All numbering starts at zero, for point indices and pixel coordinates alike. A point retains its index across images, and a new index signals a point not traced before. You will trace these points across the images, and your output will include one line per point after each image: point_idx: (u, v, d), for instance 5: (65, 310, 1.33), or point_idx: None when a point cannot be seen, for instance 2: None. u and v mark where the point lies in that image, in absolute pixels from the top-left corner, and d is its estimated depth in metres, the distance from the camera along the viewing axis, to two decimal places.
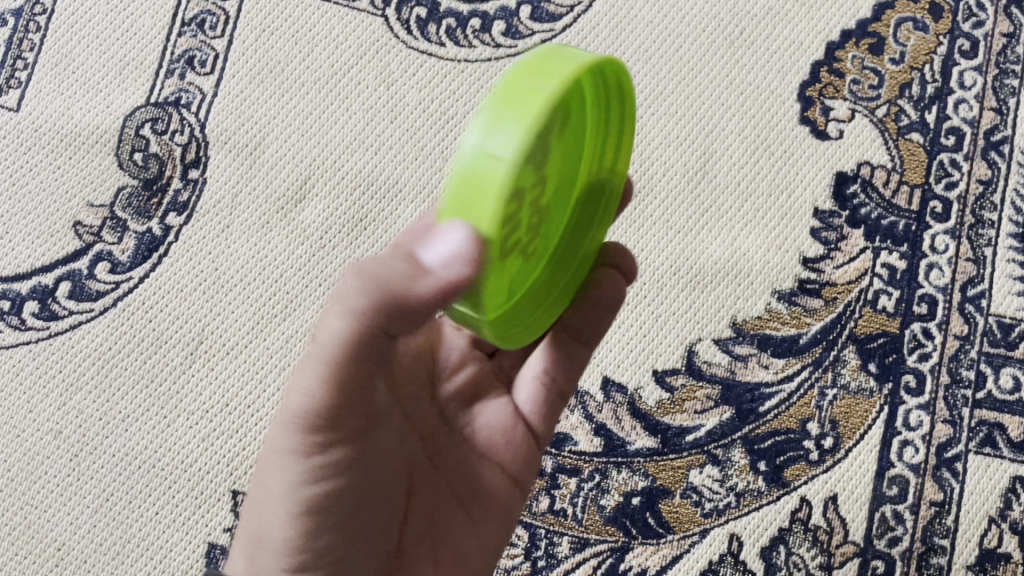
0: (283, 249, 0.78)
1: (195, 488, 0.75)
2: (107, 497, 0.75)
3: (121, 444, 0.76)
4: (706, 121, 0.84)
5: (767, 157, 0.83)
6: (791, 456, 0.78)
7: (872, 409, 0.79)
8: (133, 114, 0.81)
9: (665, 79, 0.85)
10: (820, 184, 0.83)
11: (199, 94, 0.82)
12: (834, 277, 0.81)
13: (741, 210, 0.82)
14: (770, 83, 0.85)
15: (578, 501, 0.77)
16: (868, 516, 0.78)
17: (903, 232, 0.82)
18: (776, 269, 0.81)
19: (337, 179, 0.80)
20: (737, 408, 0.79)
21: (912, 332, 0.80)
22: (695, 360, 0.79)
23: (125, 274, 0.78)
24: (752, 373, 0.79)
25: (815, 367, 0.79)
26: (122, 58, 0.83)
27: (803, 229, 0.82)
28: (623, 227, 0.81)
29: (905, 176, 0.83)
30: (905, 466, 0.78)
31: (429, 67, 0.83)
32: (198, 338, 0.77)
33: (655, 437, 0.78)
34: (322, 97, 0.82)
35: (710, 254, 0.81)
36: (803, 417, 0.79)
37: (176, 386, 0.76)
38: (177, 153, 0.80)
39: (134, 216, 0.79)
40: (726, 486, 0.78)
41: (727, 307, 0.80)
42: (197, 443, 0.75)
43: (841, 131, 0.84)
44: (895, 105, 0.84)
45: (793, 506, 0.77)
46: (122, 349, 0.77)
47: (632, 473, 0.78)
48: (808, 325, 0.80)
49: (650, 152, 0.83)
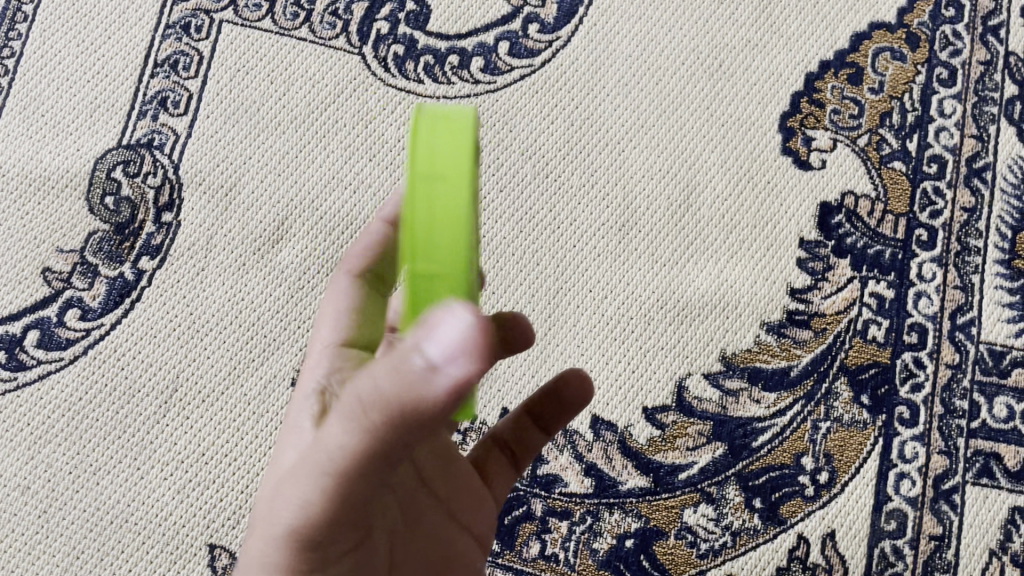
0: (260, 291, 0.76)
1: (170, 543, 0.72)
2: (77, 554, 0.72)
3: (92, 498, 0.73)
4: (688, 153, 0.83)
5: (750, 189, 0.82)
6: (786, 492, 0.76)
7: (866, 442, 0.77)
8: (104, 156, 0.79)
9: (645, 113, 0.84)
10: (804, 215, 0.82)
11: (173, 135, 0.80)
12: (823, 308, 0.80)
13: (726, 242, 0.81)
14: (750, 115, 0.84)
15: (570, 545, 0.75)
16: (867, 553, 0.76)
17: (890, 261, 0.81)
18: (764, 301, 0.80)
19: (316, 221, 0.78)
20: (730, 444, 0.77)
21: (904, 362, 0.79)
22: (685, 396, 0.78)
23: (96, 320, 0.76)
24: (743, 408, 0.78)
25: (807, 401, 0.78)
26: (94, 100, 0.81)
27: (789, 260, 0.81)
28: (608, 261, 0.80)
29: (888, 205, 0.82)
30: (903, 500, 0.76)
31: (407, 105, 0.82)
32: (172, 386, 0.74)
33: (647, 476, 0.76)
34: (298, 136, 0.80)
35: (696, 287, 0.80)
36: (797, 452, 0.77)
37: (150, 436, 0.73)
38: (150, 196, 0.78)
39: (106, 260, 0.77)
40: (722, 525, 0.75)
41: (716, 341, 0.79)
42: (172, 495, 0.72)
43: (823, 160, 0.83)
44: (877, 134, 0.84)
45: (790, 544, 0.75)
46: (94, 399, 0.74)
47: (624, 514, 0.75)
48: (799, 358, 0.79)
49: (633, 185, 0.82)
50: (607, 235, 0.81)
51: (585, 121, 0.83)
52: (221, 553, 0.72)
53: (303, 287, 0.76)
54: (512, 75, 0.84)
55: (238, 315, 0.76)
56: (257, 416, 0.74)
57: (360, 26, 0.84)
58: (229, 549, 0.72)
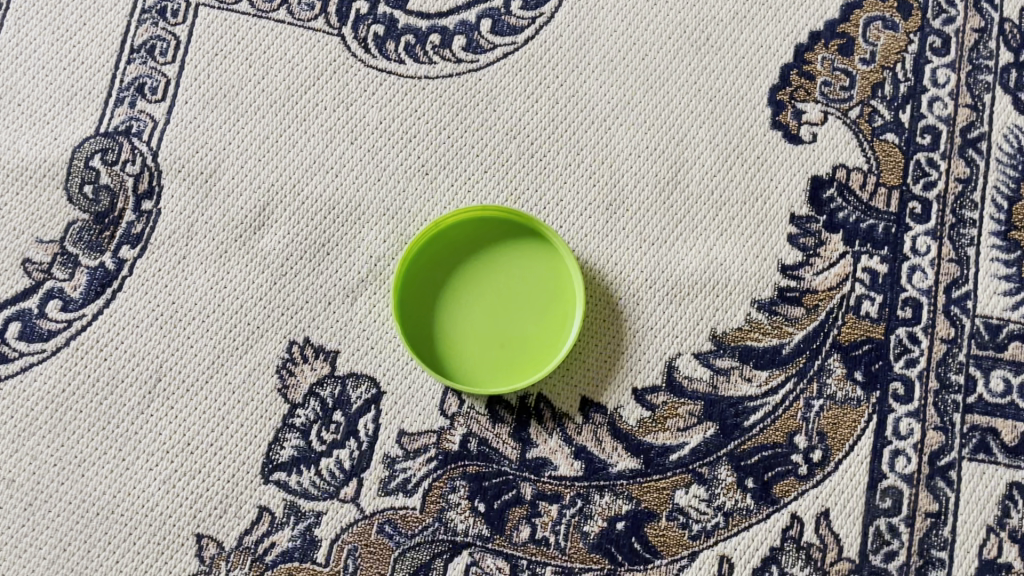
0: (242, 280, 0.76)
1: (157, 534, 0.71)
2: (64, 547, 0.71)
3: (77, 490, 0.72)
4: (676, 129, 0.81)
5: (739, 164, 0.81)
6: (779, 471, 0.75)
7: (860, 419, 0.76)
8: (81, 144, 0.78)
9: (632, 89, 0.82)
10: (796, 189, 0.80)
11: (151, 122, 0.78)
12: (815, 284, 0.79)
13: (716, 219, 0.79)
14: (739, 89, 0.82)
15: (561, 529, 0.73)
16: (863, 531, 0.75)
17: (883, 235, 0.79)
18: (755, 278, 0.78)
19: (297, 206, 0.77)
20: (721, 423, 0.76)
21: (898, 338, 0.78)
22: (675, 376, 0.76)
23: (76, 311, 0.74)
24: (735, 388, 0.76)
25: (799, 378, 0.77)
26: (70, 88, 0.79)
27: (780, 236, 0.79)
28: (595, 241, 0.78)
29: (881, 178, 0.81)
30: (897, 477, 0.75)
31: (389, 86, 0.80)
32: (156, 376, 0.74)
33: (638, 458, 0.75)
34: (278, 120, 0.79)
35: (686, 266, 0.78)
36: (790, 430, 0.76)
37: (135, 427, 0.73)
38: (129, 184, 0.77)
39: (86, 250, 0.76)
40: (714, 506, 0.74)
41: (706, 320, 0.77)
42: (159, 486, 0.72)
43: (814, 134, 0.81)
44: (868, 106, 0.82)
45: (784, 523, 0.74)
46: (77, 391, 0.73)
47: (615, 496, 0.74)
48: (790, 335, 0.77)
49: (620, 163, 0.80)
50: (594, 214, 0.79)
51: (571, 98, 0.81)
52: (208, 543, 0.72)
53: (283, 272, 0.76)
54: (494, 53, 0.82)
55: (222, 303, 0.75)
56: (241, 405, 0.74)
57: (339, 6, 0.82)
58: (216, 539, 0.72)
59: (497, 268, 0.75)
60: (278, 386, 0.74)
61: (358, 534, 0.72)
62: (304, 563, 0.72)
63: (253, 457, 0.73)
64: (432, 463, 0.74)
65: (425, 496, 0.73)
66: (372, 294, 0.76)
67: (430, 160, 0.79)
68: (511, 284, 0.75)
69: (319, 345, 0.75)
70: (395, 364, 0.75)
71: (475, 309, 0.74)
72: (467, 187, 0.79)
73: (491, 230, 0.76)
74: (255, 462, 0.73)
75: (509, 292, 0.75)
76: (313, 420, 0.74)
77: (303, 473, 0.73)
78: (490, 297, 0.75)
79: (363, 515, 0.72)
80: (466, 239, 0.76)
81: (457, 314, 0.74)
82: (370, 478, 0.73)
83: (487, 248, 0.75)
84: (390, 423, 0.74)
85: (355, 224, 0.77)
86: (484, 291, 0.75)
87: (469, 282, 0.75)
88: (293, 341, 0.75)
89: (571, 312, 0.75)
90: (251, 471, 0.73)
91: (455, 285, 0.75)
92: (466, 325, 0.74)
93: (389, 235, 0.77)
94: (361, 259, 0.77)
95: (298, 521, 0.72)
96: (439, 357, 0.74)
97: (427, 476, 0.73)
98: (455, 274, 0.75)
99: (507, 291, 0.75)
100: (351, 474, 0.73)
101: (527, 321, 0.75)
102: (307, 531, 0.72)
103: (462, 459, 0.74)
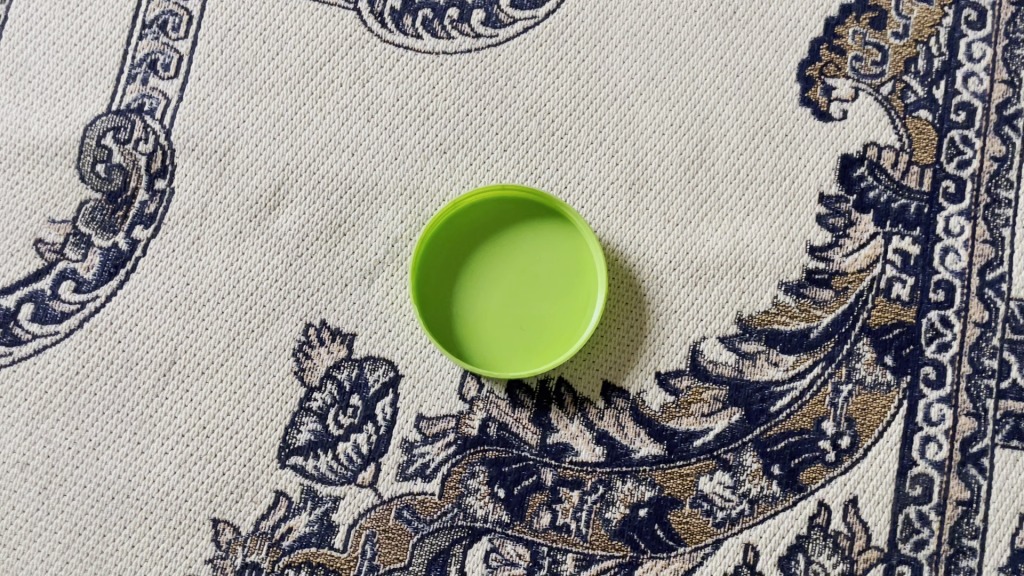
0: (257, 261, 0.74)
1: (173, 519, 0.71)
2: (79, 531, 0.70)
3: (92, 474, 0.71)
4: (702, 106, 0.79)
5: (767, 142, 0.78)
6: (806, 458, 0.73)
7: (890, 405, 0.74)
8: (93, 123, 0.76)
9: (656, 64, 0.79)
10: (825, 168, 0.78)
11: (164, 99, 0.76)
12: (844, 266, 0.76)
13: (743, 198, 0.77)
14: (767, 64, 0.80)
15: (582, 515, 0.72)
16: (892, 519, 0.73)
17: (915, 216, 0.77)
18: (782, 260, 0.76)
19: (313, 185, 0.75)
20: (747, 409, 0.74)
21: (930, 322, 0.76)
22: (700, 360, 0.75)
23: (90, 293, 0.73)
24: (761, 372, 0.74)
25: (828, 362, 0.75)
26: (81, 65, 0.77)
27: (808, 216, 0.77)
28: (617, 222, 0.76)
29: (914, 156, 0.78)
30: (928, 464, 0.74)
31: (406, 62, 0.78)
32: (171, 358, 0.72)
33: (661, 444, 0.73)
34: (293, 97, 0.77)
35: (711, 247, 0.76)
36: (818, 416, 0.74)
37: (150, 410, 0.72)
38: (142, 163, 0.75)
39: (99, 231, 0.74)
40: (739, 493, 0.73)
41: (732, 302, 0.75)
42: (174, 469, 0.71)
43: (844, 110, 0.79)
44: (901, 81, 0.80)
45: (811, 511, 0.73)
46: (91, 373, 0.72)
47: (638, 483, 0.72)
48: (818, 318, 0.75)
49: (644, 141, 0.78)
50: (616, 193, 0.77)
51: (593, 74, 0.79)
52: (224, 528, 0.71)
53: (299, 253, 0.74)
54: (514, 28, 0.79)
55: (237, 284, 0.74)
56: (257, 389, 0.72)
57: None
58: (233, 523, 0.71)
59: (516, 249, 0.73)
60: (294, 369, 0.73)
61: (376, 520, 0.71)
62: (321, 548, 0.71)
63: (269, 441, 0.72)
64: (451, 448, 0.72)
65: (444, 482, 0.71)
66: (390, 275, 0.74)
67: (448, 138, 0.77)
68: (530, 265, 0.73)
69: (336, 328, 0.73)
70: (413, 348, 0.73)
71: (493, 291, 0.73)
72: (486, 166, 0.77)
73: (510, 210, 0.74)
74: (271, 446, 0.72)
75: (529, 273, 0.73)
76: (331, 404, 0.72)
77: (320, 458, 0.71)
78: (508, 279, 0.73)
79: (381, 500, 0.71)
80: (484, 219, 0.74)
81: (475, 296, 0.73)
82: (389, 463, 0.72)
83: (506, 228, 0.74)
84: (408, 407, 0.73)
85: (372, 204, 0.75)
86: (503, 272, 0.73)
87: (488, 263, 0.73)
88: (310, 324, 0.73)
89: (592, 293, 0.73)
90: (268, 455, 0.71)
91: (474, 267, 0.73)
92: (486, 308, 0.73)
93: (406, 215, 0.76)
94: (378, 240, 0.75)
95: (315, 506, 0.71)
96: (459, 341, 0.72)
97: (446, 462, 0.72)
98: (474, 255, 0.73)
99: (527, 273, 0.73)
100: (369, 459, 0.72)
101: (548, 303, 0.73)
102: (324, 517, 0.71)
103: (482, 443, 0.72)
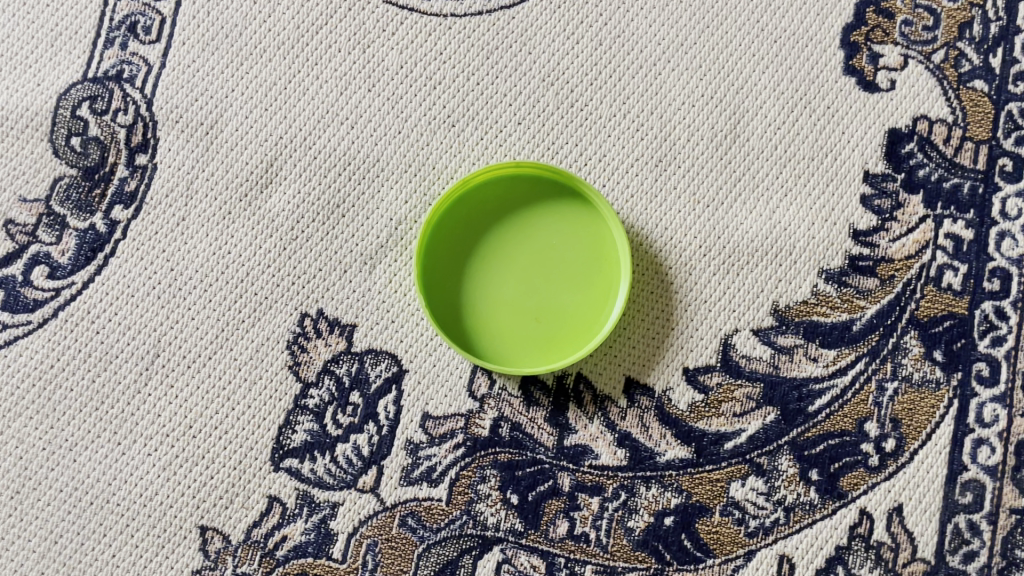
0: (247, 244, 0.68)
1: (157, 526, 0.65)
2: (55, 539, 0.65)
3: (69, 477, 0.65)
4: (736, 75, 0.72)
5: (807, 115, 0.71)
6: (847, 462, 0.67)
7: (939, 405, 0.68)
8: (67, 92, 0.69)
9: (686, 29, 0.72)
10: (871, 144, 0.71)
11: (145, 66, 0.70)
12: (891, 253, 0.70)
13: (780, 177, 0.70)
14: (808, 28, 0.72)
15: (602, 524, 0.66)
16: (939, 529, 0.67)
17: (969, 197, 0.70)
18: (822, 245, 0.69)
19: (309, 162, 0.69)
20: (783, 409, 0.67)
21: (984, 313, 0.69)
22: (732, 354, 0.68)
23: (65, 279, 0.67)
24: (799, 368, 0.68)
25: (871, 358, 0.68)
26: (54, 28, 0.70)
27: (852, 197, 0.70)
28: (642, 202, 0.70)
29: (968, 131, 0.71)
30: (980, 469, 0.67)
31: (411, 26, 0.71)
32: (153, 351, 0.66)
33: (689, 446, 0.67)
34: (287, 64, 0.70)
35: (745, 231, 0.69)
36: (860, 417, 0.68)
37: (131, 408, 0.66)
38: (121, 136, 0.69)
39: (74, 211, 0.68)
40: (774, 500, 0.67)
41: (768, 291, 0.69)
42: (158, 473, 0.65)
43: (892, 81, 0.72)
44: (954, 48, 0.72)
45: (852, 520, 0.67)
46: (67, 367, 0.66)
47: (663, 489, 0.66)
48: (862, 310, 0.69)
49: (671, 114, 0.71)
50: (641, 171, 0.70)
51: (616, 39, 0.72)
52: (213, 536, 0.65)
53: (294, 237, 0.68)
54: None
55: (226, 270, 0.67)
56: (249, 384, 0.66)
57: None
58: (222, 531, 0.65)
59: (531, 233, 0.67)
60: (288, 363, 0.67)
61: (378, 528, 0.65)
62: (318, 559, 0.65)
63: (261, 442, 0.66)
64: (460, 450, 0.66)
65: (452, 488, 0.66)
66: (393, 261, 0.68)
67: (457, 110, 0.70)
68: (547, 252, 0.67)
69: (334, 319, 0.67)
70: (418, 340, 0.67)
71: (506, 279, 0.66)
72: (498, 141, 0.70)
73: (524, 191, 0.67)
74: (264, 448, 0.66)
75: (546, 260, 0.66)
76: (329, 401, 0.66)
77: (317, 460, 0.66)
78: (523, 266, 0.66)
79: (383, 507, 0.65)
80: (496, 200, 0.67)
81: (486, 285, 0.66)
82: (391, 466, 0.66)
83: (522, 210, 0.67)
84: (413, 406, 0.66)
85: (374, 183, 0.69)
86: (516, 259, 0.66)
87: (501, 249, 0.67)
88: (305, 314, 0.67)
89: (615, 280, 0.67)
90: (260, 457, 0.66)
91: (485, 254, 0.67)
92: (498, 298, 0.66)
93: (411, 194, 0.69)
94: (380, 222, 0.68)
95: (312, 512, 0.65)
96: (469, 335, 0.66)
97: (455, 465, 0.66)
98: (485, 240, 0.67)
99: (543, 260, 0.66)
100: (370, 462, 0.66)
101: (567, 292, 0.66)
102: (321, 524, 0.65)
103: (493, 445, 0.66)
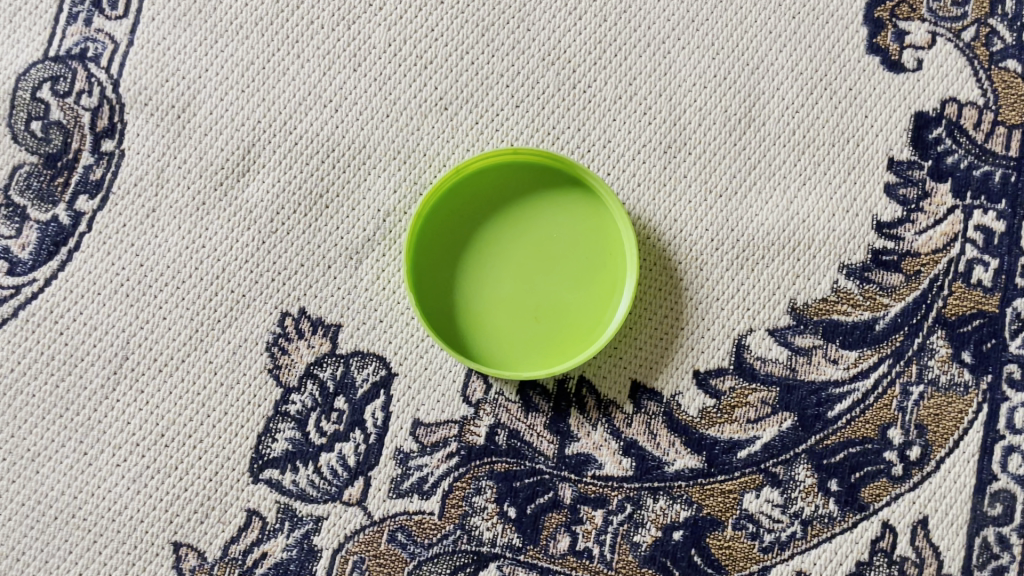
0: (223, 238, 0.63)
1: (127, 543, 0.60)
2: (17, 557, 0.60)
3: (31, 490, 0.60)
4: (750, 54, 0.66)
5: (827, 98, 0.66)
6: (869, 472, 0.63)
7: (967, 410, 0.63)
8: (27, 72, 0.64)
9: (696, 4, 0.67)
10: (895, 129, 0.66)
11: (110, 44, 0.64)
12: (916, 246, 0.65)
13: (798, 165, 0.65)
14: (829, 3, 0.67)
15: (606, 539, 0.61)
16: (967, 543, 0.63)
17: (1000, 186, 0.65)
18: (843, 238, 0.65)
19: (289, 148, 0.64)
20: (800, 415, 0.63)
21: (1016, 312, 0.64)
22: (745, 356, 0.63)
23: (25, 276, 0.62)
24: (817, 371, 0.63)
25: (895, 360, 0.64)
26: (12, 2, 0.65)
27: (875, 186, 0.65)
28: (649, 192, 0.65)
29: (999, 115, 0.66)
30: (1010, 479, 0.63)
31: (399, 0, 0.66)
32: (122, 353, 0.61)
33: (699, 455, 0.62)
34: (265, 42, 0.65)
35: (760, 222, 0.64)
36: (883, 423, 0.63)
37: (98, 414, 0.61)
38: (85, 120, 0.63)
39: (35, 201, 0.63)
40: (790, 513, 0.62)
41: (785, 288, 0.64)
42: (128, 485, 0.61)
43: (919, 60, 0.66)
44: (986, 25, 0.67)
45: (873, 534, 0.62)
46: (28, 372, 0.61)
47: (671, 501, 0.62)
48: (885, 308, 0.64)
49: (681, 96, 0.66)
50: (648, 158, 0.65)
51: (621, 15, 0.66)
52: (187, 553, 0.60)
53: (273, 229, 0.63)
54: None
55: (200, 265, 0.62)
56: (225, 389, 0.61)
57: None
58: (197, 548, 0.61)
59: (530, 225, 0.62)
60: (268, 366, 0.62)
61: (366, 544, 0.61)
62: None
63: (239, 451, 0.61)
64: (453, 460, 0.61)
65: (444, 501, 0.61)
66: (381, 256, 0.63)
67: (450, 92, 0.65)
68: (547, 245, 0.62)
69: (317, 318, 0.62)
70: (408, 341, 0.62)
71: (503, 274, 0.61)
72: (494, 125, 0.65)
73: (523, 179, 0.62)
74: (242, 458, 0.61)
75: (545, 254, 0.61)
76: (311, 408, 0.61)
77: (299, 471, 0.61)
78: (521, 260, 0.61)
79: (371, 521, 0.61)
80: (491, 189, 0.62)
81: (481, 280, 0.61)
82: (379, 477, 0.61)
83: (519, 200, 0.62)
84: (403, 412, 0.62)
85: (360, 171, 0.64)
86: (514, 252, 0.61)
87: (497, 241, 0.62)
88: (286, 313, 0.62)
89: (620, 276, 0.62)
90: (237, 467, 0.61)
91: (480, 247, 0.62)
92: (494, 295, 0.61)
93: (400, 183, 0.64)
94: (367, 214, 0.63)
95: (294, 527, 0.61)
96: (463, 334, 0.61)
97: (447, 476, 0.61)
98: (480, 232, 0.62)
99: (543, 254, 0.61)
100: (357, 473, 0.61)
101: (569, 289, 0.61)
102: (304, 540, 0.61)
103: (489, 454, 0.61)
